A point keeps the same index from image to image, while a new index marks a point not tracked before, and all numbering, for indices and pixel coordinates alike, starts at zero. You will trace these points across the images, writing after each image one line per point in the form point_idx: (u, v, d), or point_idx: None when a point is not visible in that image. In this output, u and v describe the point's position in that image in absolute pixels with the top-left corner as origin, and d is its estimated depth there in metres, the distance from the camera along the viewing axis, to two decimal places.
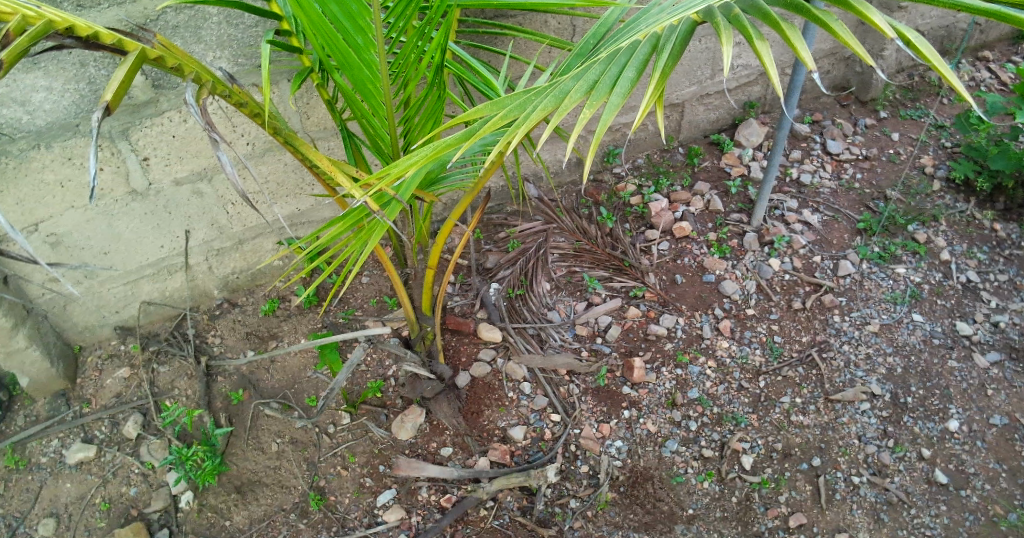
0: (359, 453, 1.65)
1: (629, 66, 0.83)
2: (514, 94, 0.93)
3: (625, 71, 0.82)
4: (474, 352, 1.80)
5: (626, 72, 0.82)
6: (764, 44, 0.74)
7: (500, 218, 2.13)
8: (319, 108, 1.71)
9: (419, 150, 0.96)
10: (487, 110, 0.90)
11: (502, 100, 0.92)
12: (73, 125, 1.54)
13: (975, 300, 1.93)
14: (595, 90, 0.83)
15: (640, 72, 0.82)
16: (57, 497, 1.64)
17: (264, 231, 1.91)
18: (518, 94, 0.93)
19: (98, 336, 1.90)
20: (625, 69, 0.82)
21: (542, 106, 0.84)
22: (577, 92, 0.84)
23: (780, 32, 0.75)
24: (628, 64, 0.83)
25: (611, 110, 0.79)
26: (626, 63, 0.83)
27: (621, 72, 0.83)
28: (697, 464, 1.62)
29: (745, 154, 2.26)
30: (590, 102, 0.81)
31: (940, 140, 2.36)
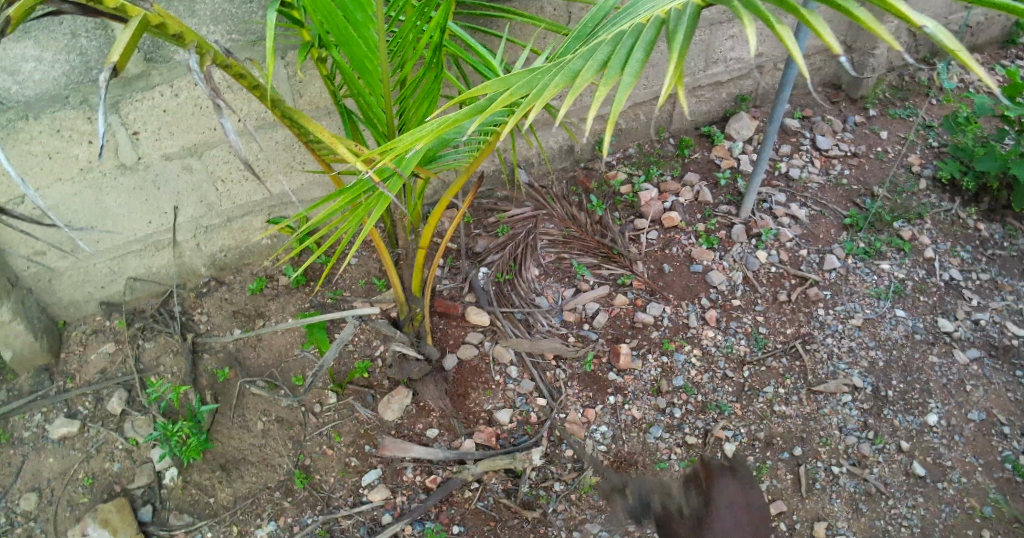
0: (345, 432, 1.65)
1: (638, 47, 0.82)
2: (520, 72, 0.92)
3: (635, 51, 0.81)
4: (462, 335, 1.80)
5: (635, 53, 0.81)
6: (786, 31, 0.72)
7: (491, 202, 2.12)
8: (313, 87, 1.71)
9: (425, 125, 0.95)
10: (494, 87, 0.89)
11: (510, 77, 0.91)
12: (63, 97, 1.51)
13: (957, 297, 1.96)
14: (606, 69, 0.83)
15: (650, 52, 0.82)
16: (40, 472, 1.64)
17: (253, 209, 1.90)
18: (524, 73, 0.92)
19: (83, 312, 1.89)
20: (635, 49, 0.82)
21: (554, 83, 0.83)
22: (589, 71, 0.83)
23: (800, 18, 0.73)
24: (637, 44, 0.82)
25: (624, 89, 0.78)
26: (635, 43, 0.83)
27: (630, 52, 0.82)
28: (680, 450, 1.64)
29: (736, 146, 2.26)
30: (604, 79, 0.80)
31: (927, 140, 2.39)
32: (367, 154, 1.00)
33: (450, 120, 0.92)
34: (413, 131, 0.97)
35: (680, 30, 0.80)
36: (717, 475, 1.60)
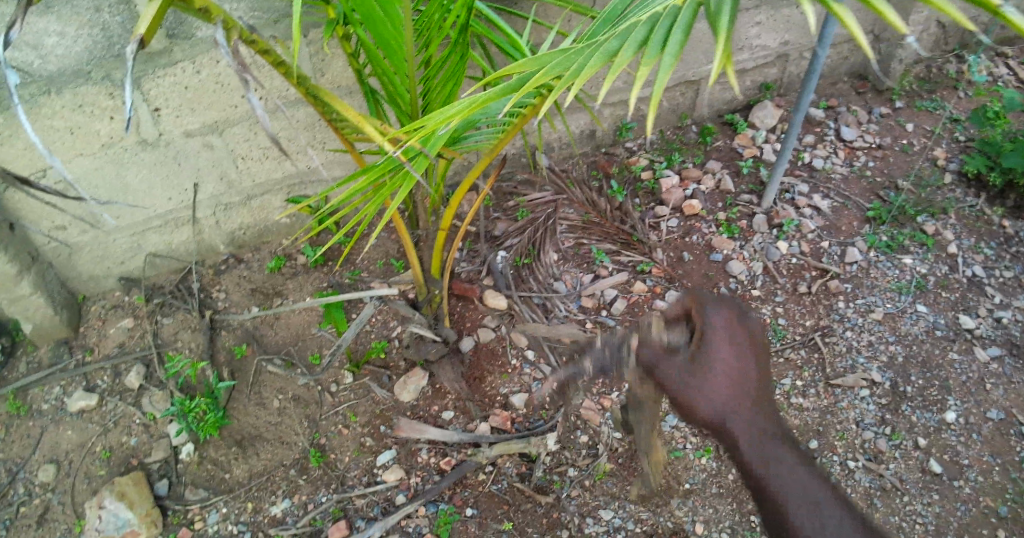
0: (361, 412, 1.66)
1: (677, 28, 0.79)
2: (553, 52, 0.90)
3: (675, 31, 0.79)
4: (479, 319, 1.80)
5: (674, 34, 0.79)
6: (842, 5, 0.68)
7: (510, 186, 2.10)
8: (334, 66, 1.69)
9: (455, 105, 0.93)
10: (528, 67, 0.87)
11: (542, 57, 0.89)
12: (85, 73, 1.51)
13: (979, 294, 1.93)
14: (644, 50, 0.80)
15: (689, 33, 0.79)
16: (59, 444, 1.66)
17: (273, 188, 1.90)
18: (557, 53, 0.90)
19: (102, 287, 1.90)
20: (673, 30, 0.79)
21: (591, 64, 0.81)
22: (627, 51, 0.81)
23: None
24: (676, 25, 0.80)
25: (666, 71, 0.76)
26: (674, 23, 0.80)
27: (669, 34, 0.80)
28: (695, 440, 1.65)
29: (759, 135, 2.23)
30: (644, 60, 0.77)
31: (954, 133, 2.34)
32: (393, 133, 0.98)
33: (482, 100, 0.90)
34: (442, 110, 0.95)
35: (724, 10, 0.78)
36: (703, 303, 1.14)
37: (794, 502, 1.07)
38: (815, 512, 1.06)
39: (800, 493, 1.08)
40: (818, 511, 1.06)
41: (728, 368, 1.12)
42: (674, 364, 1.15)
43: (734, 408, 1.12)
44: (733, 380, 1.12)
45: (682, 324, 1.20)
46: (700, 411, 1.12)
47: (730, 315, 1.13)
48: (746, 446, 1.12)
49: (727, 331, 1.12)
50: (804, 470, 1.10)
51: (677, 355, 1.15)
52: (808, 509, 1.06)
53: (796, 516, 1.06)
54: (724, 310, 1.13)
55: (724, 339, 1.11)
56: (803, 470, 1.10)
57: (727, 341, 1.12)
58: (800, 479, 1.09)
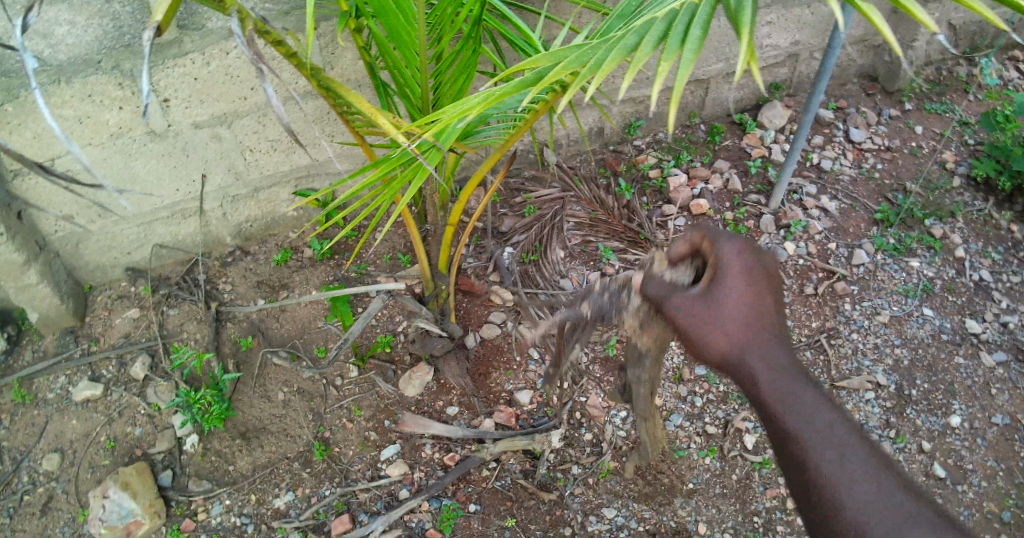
0: (365, 406, 1.66)
1: (696, 24, 0.79)
2: (569, 47, 0.90)
3: (694, 27, 0.79)
4: (485, 315, 1.79)
5: (693, 30, 0.78)
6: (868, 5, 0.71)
7: (518, 182, 2.10)
8: (344, 60, 1.69)
9: (470, 97, 0.92)
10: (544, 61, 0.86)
11: (559, 51, 0.88)
12: (95, 62, 1.50)
13: (986, 298, 1.92)
14: (664, 45, 0.79)
15: (708, 29, 0.79)
16: (63, 433, 1.66)
17: (280, 180, 1.90)
18: (573, 47, 0.89)
19: (109, 277, 1.91)
20: (692, 26, 0.79)
21: (611, 58, 0.81)
22: (648, 45, 0.80)
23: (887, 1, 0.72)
24: (695, 21, 0.79)
25: (686, 67, 0.76)
26: (692, 19, 0.80)
27: (688, 29, 0.79)
28: (700, 440, 1.65)
29: (767, 135, 2.23)
30: (665, 55, 0.77)
31: (963, 137, 2.33)
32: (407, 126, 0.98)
33: (497, 93, 0.90)
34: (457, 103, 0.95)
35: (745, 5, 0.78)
36: (714, 234, 1.02)
37: (820, 452, 0.88)
38: (849, 466, 0.86)
39: (828, 443, 0.89)
40: (852, 465, 0.86)
41: (742, 301, 0.97)
42: (682, 298, 1.02)
43: (746, 344, 0.96)
44: (746, 314, 0.97)
45: (691, 261, 1.08)
46: (707, 349, 0.98)
47: (745, 247, 1.00)
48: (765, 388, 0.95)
49: (739, 262, 0.99)
50: (834, 419, 0.91)
51: (684, 290, 1.02)
52: (842, 465, 0.87)
53: (822, 469, 0.87)
54: (737, 241, 1.00)
55: (736, 271, 0.98)
56: (834, 420, 0.90)
57: (740, 274, 0.98)
58: (831, 430, 0.90)
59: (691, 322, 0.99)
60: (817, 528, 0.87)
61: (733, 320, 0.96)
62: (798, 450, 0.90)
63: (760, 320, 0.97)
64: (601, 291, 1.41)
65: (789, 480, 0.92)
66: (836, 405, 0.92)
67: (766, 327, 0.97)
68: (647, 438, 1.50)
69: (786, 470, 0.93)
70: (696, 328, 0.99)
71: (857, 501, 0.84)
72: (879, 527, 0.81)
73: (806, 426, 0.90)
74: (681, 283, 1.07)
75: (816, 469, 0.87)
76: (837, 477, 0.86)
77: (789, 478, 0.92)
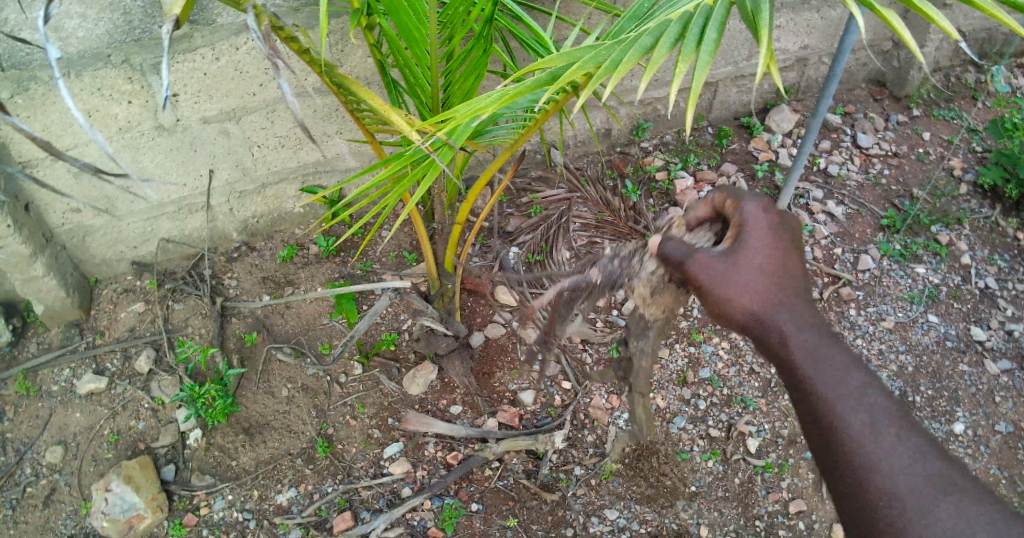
0: (369, 404, 1.66)
1: (711, 27, 0.80)
2: (584, 47, 0.90)
3: (710, 29, 0.79)
4: (490, 314, 1.79)
5: (708, 32, 0.79)
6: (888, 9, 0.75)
7: (524, 182, 2.10)
8: (353, 57, 1.69)
9: (485, 96, 0.93)
10: (560, 61, 0.87)
11: (574, 51, 0.89)
12: (105, 56, 1.51)
13: (992, 306, 1.92)
14: (681, 48, 0.80)
15: (724, 32, 0.80)
16: (67, 426, 1.66)
17: (288, 176, 1.90)
18: (588, 48, 0.90)
19: (115, 271, 1.91)
20: (708, 29, 0.80)
21: (627, 58, 0.81)
22: (664, 47, 0.81)
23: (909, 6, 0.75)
24: (710, 23, 0.80)
25: (702, 69, 0.76)
26: (708, 22, 0.81)
27: (704, 32, 0.80)
28: (702, 443, 1.64)
29: (775, 139, 2.22)
30: (682, 58, 0.78)
31: (971, 144, 2.32)
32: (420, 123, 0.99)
33: (513, 93, 0.90)
34: (471, 102, 0.95)
35: (762, 9, 0.79)
36: (738, 194, 1.08)
37: (846, 408, 0.92)
38: (873, 423, 0.91)
39: (853, 400, 0.93)
40: (878, 423, 0.91)
41: (766, 261, 1.02)
42: (705, 256, 1.06)
43: (770, 304, 1.01)
44: (770, 274, 1.01)
45: (711, 224, 1.15)
46: (728, 301, 1.02)
47: (769, 209, 1.05)
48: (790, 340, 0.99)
49: (763, 219, 1.04)
50: (859, 379, 0.95)
51: (706, 248, 1.06)
52: (867, 420, 0.91)
53: (849, 426, 0.91)
54: (760, 203, 1.05)
55: (761, 232, 1.03)
56: (857, 378, 0.95)
57: (765, 235, 1.03)
58: (856, 388, 0.94)
59: (712, 278, 1.03)
60: (842, 483, 0.91)
61: (757, 278, 1.01)
62: (822, 405, 0.94)
63: (782, 280, 1.02)
64: (611, 256, 1.33)
65: (808, 434, 0.97)
66: (861, 365, 0.97)
67: (789, 288, 1.02)
68: (640, 417, 1.53)
69: (806, 423, 0.97)
70: (716, 283, 1.03)
71: (885, 461, 0.88)
72: (909, 487, 0.86)
73: (831, 384, 0.94)
74: (702, 244, 1.12)
75: (841, 424, 0.92)
76: (863, 434, 0.90)
77: (809, 431, 0.96)
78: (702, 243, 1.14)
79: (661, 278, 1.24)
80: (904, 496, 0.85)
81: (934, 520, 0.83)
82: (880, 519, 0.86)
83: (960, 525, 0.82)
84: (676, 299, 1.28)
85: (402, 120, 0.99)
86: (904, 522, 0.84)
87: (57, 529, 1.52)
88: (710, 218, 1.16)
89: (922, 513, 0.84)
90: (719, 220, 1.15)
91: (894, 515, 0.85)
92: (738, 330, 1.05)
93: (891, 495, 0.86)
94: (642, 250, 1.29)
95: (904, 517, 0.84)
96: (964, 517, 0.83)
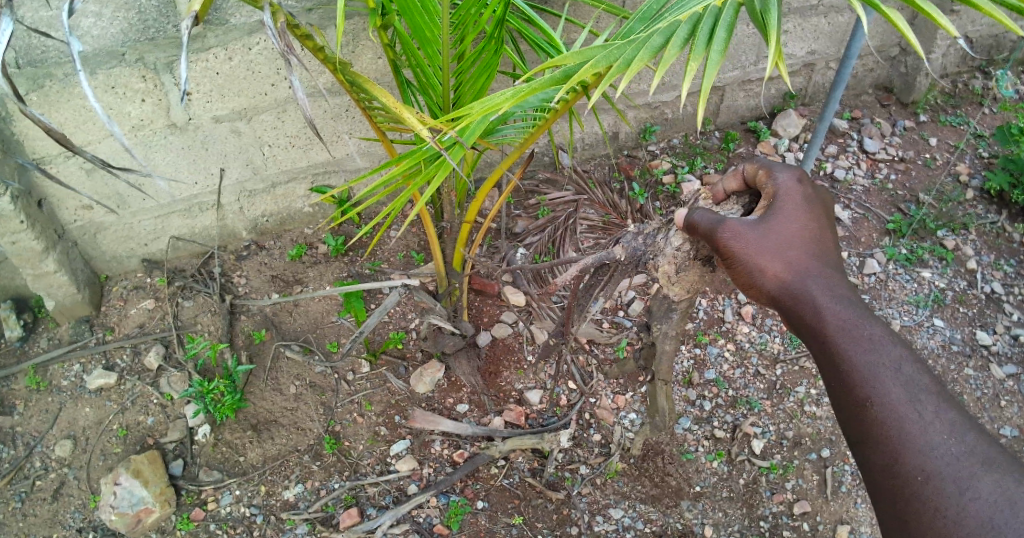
0: (376, 401, 1.67)
1: (721, 26, 0.82)
2: (598, 45, 0.93)
3: (720, 30, 0.81)
4: (497, 314, 1.80)
5: (717, 33, 0.81)
6: (891, 8, 0.76)
7: (532, 183, 2.10)
8: (364, 58, 1.71)
9: (502, 91, 0.95)
10: (574, 59, 0.89)
11: (587, 50, 0.91)
12: (120, 54, 1.52)
13: (997, 311, 1.95)
14: (691, 47, 0.82)
15: (732, 32, 0.82)
16: (76, 420, 1.68)
17: (298, 175, 1.92)
18: (602, 45, 0.92)
19: (125, 268, 1.93)
20: (717, 29, 0.82)
21: (640, 57, 0.84)
22: (676, 46, 0.82)
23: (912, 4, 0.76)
24: (718, 24, 0.82)
25: (713, 68, 0.79)
26: (717, 22, 0.83)
27: (713, 32, 0.82)
28: (707, 443, 1.65)
29: (781, 143, 2.23)
30: (692, 57, 0.80)
31: (977, 149, 2.33)
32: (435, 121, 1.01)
33: (530, 88, 0.92)
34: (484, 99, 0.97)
35: (770, 9, 0.81)
36: (770, 166, 1.13)
37: (882, 383, 0.96)
38: (909, 397, 0.94)
39: (889, 375, 0.96)
40: (915, 397, 0.94)
41: (800, 231, 1.07)
42: (738, 225, 1.07)
43: (802, 275, 1.05)
44: (802, 246, 1.06)
45: (740, 197, 1.20)
46: (763, 271, 1.06)
47: (801, 181, 1.11)
48: (825, 311, 1.02)
49: (795, 190, 1.09)
50: (894, 353, 0.98)
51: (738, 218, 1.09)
52: (902, 394, 0.95)
53: (885, 401, 0.95)
54: (793, 175, 1.11)
55: (796, 202, 1.08)
56: (892, 352, 0.98)
57: (798, 205, 1.08)
58: (892, 362, 0.97)
59: (746, 246, 1.06)
60: (874, 456, 0.95)
61: (789, 248, 1.06)
62: (856, 378, 0.97)
63: (814, 251, 1.07)
64: (635, 233, 1.34)
65: (836, 406, 1.00)
66: (895, 339, 1.00)
67: (819, 261, 1.06)
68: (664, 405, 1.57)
69: (835, 395, 1.01)
70: (751, 253, 1.06)
71: (921, 438, 0.92)
72: (945, 463, 0.90)
73: (867, 357, 0.98)
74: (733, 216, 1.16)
75: (877, 398, 0.95)
76: (900, 408, 0.94)
77: (838, 403, 1.00)
78: (729, 214, 1.19)
79: (686, 255, 1.29)
80: (938, 472, 0.90)
81: (973, 496, 0.87)
82: (916, 498, 0.90)
83: (999, 504, 0.86)
84: (700, 277, 1.33)
85: (414, 117, 1.02)
86: (942, 499, 0.88)
87: (65, 522, 1.54)
88: (737, 191, 1.21)
89: (960, 490, 0.88)
90: (747, 192, 1.20)
91: (928, 492, 0.89)
92: (768, 301, 1.09)
93: (926, 470, 0.91)
94: (667, 227, 1.31)
95: (941, 494, 0.89)
96: (1003, 491, 0.87)
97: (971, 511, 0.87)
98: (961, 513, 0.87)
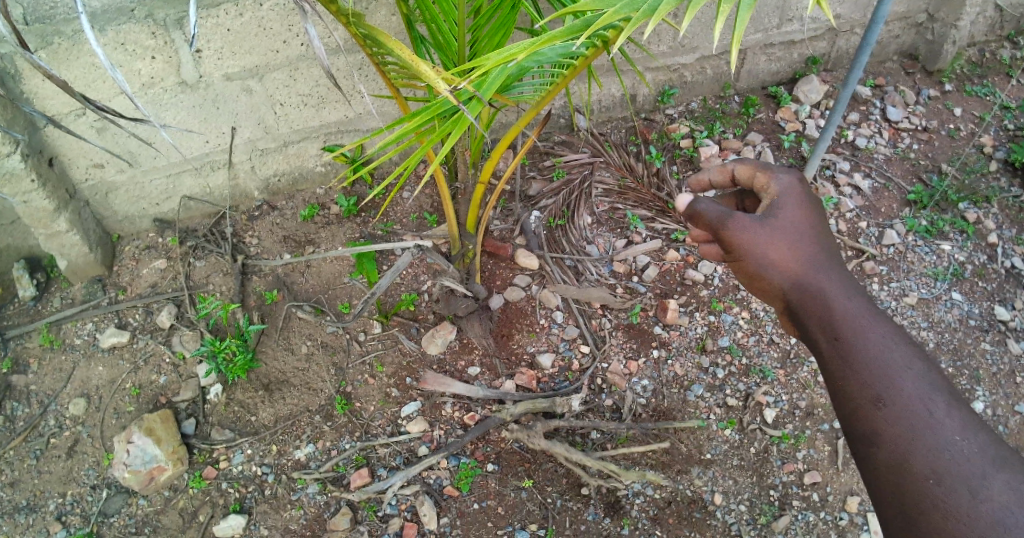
0: (388, 363, 1.67)
1: None
2: None
3: None
4: (509, 277, 1.78)
5: None
6: None
7: (547, 146, 2.06)
8: (377, 14, 1.67)
9: (520, 41, 0.92)
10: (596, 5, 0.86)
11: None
12: (129, 10, 1.50)
13: (1017, 286, 1.91)
14: None
15: None
16: (90, 379, 1.69)
17: (311, 134, 1.89)
18: None
19: (137, 228, 1.92)
20: None
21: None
22: None
23: None
24: None
25: (746, 9, 0.76)
26: None
27: None
28: (719, 411, 1.64)
29: (802, 110, 2.18)
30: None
31: (1003, 121, 2.26)
32: (449, 73, 0.97)
33: (549, 37, 0.89)
34: (501, 50, 0.93)
35: None
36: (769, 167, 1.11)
37: (892, 381, 0.96)
38: (921, 397, 0.95)
39: (900, 374, 0.96)
40: (927, 396, 0.95)
41: (806, 228, 1.06)
42: (745, 221, 1.05)
43: (815, 271, 1.05)
44: (810, 244, 1.06)
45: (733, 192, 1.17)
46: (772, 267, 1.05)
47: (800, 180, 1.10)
48: (835, 309, 1.02)
49: (796, 188, 1.08)
50: (906, 352, 0.99)
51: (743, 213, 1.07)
52: (913, 392, 0.95)
53: (895, 400, 0.95)
54: (793, 175, 1.10)
55: (797, 200, 1.07)
56: (903, 351, 0.99)
57: (801, 204, 1.07)
58: (904, 360, 0.98)
59: (754, 240, 1.05)
60: (879, 454, 0.95)
61: (798, 245, 1.05)
62: (868, 375, 0.97)
63: (822, 247, 1.07)
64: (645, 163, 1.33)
65: (839, 399, 1.00)
66: (904, 337, 1.01)
67: (833, 260, 1.06)
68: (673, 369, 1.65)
69: (841, 393, 1.00)
70: (761, 249, 1.05)
71: (933, 437, 0.92)
72: (957, 463, 0.89)
73: (878, 355, 0.98)
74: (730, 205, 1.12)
75: (886, 396, 0.95)
76: (912, 406, 0.94)
77: (845, 398, 0.99)
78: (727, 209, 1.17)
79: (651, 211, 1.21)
80: (949, 471, 0.89)
81: (984, 497, 0.86)
82: (924, 497, 0.89)
83: (1011, 505, 0.85)
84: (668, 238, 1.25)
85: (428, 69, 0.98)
86: (955, 501, 0.87)
87: (80, 479, 1.56)
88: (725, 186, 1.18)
89: (971, 490, 0.87)
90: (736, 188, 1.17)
91: (940, 494, 0.88)
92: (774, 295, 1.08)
93: (937, 470, 0.89)
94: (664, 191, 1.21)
95: (952, 495, 0.87)
96: (1013, 492, 0.86)
97: (983, 513, 0.85)
98: (972, 514, 0.85)
